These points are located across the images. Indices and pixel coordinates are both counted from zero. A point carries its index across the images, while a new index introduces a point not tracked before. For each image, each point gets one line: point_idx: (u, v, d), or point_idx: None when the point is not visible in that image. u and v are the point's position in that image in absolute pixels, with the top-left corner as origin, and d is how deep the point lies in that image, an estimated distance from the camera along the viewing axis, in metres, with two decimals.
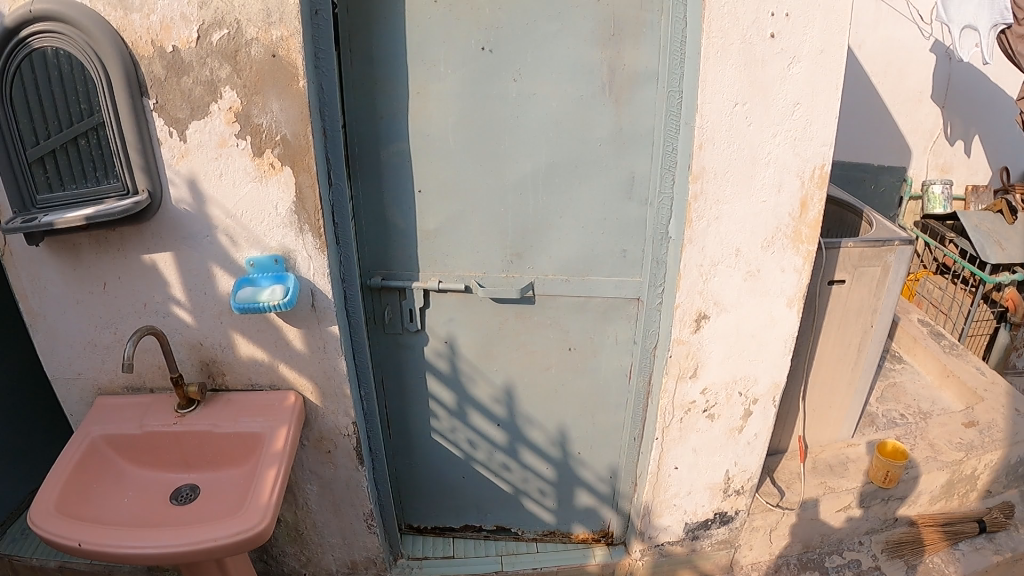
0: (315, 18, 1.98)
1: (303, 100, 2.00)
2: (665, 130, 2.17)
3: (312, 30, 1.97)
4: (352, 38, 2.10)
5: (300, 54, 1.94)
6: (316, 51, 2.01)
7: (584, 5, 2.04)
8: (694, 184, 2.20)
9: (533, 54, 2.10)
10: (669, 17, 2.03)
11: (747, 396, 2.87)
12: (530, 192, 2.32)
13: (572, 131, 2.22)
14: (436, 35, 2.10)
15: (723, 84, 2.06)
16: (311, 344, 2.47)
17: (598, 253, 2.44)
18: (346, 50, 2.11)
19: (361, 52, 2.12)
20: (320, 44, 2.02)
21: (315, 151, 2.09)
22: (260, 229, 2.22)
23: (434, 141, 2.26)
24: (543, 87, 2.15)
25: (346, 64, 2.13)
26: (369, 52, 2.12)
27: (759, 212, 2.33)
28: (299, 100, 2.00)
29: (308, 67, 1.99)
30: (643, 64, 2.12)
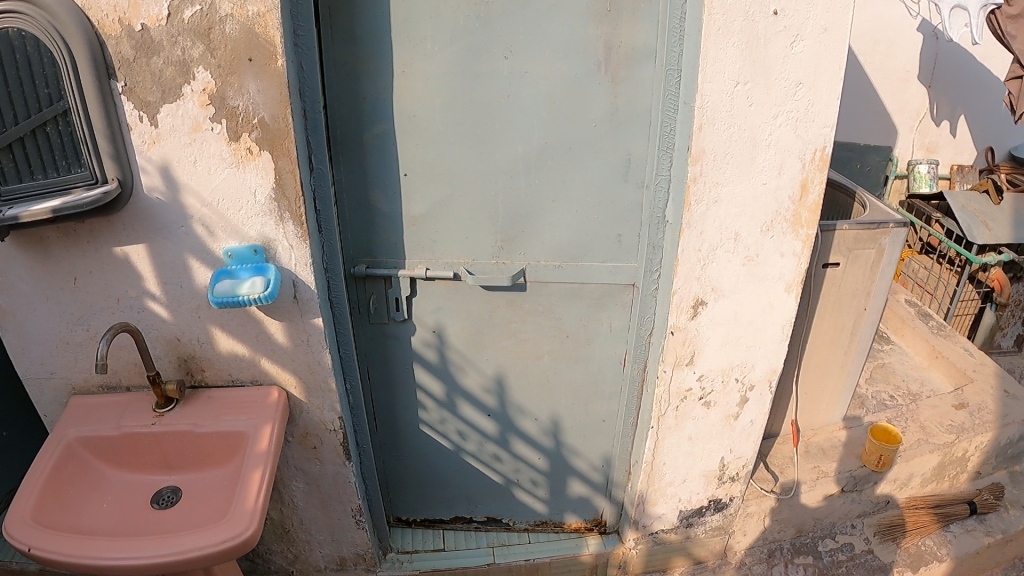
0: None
1: (283, 81, 1.88)
2: (662, 111, 2.09)
3: (290, 6, 1.85)
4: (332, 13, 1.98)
5: (278, 31, 1.82)
6: (294, 27, 1.89)
7: None
8: (694, 166, 2.11)
9: (525, 31, 2.00)
10: None
11: (744, 383, 2.81)
12: (522, 176, 2.23)
13: (566, 111, 2.12)
14: (422, 10, 1.98)
15: (725, 64, 1.97)
16: (294, 337, 2.37)
17: (592, 240, 2.33)
18: (325, 26, 1.99)
19: (342, 28, 2.00)
20: (300, 20, 1.90)
21: (295, 134, 1.97)
22: (237, 218, 2.10)
23: (420, 122, 2.15)
24: (535, 65, 2.05)
25: (326, 41, 2.01)
26: (351, 28, 2.00)
27: (759, 195, 2.26)
28: (278, 80, 1.88)
29: (286, 44, 1.87)
30: (640, 41, 2.02)
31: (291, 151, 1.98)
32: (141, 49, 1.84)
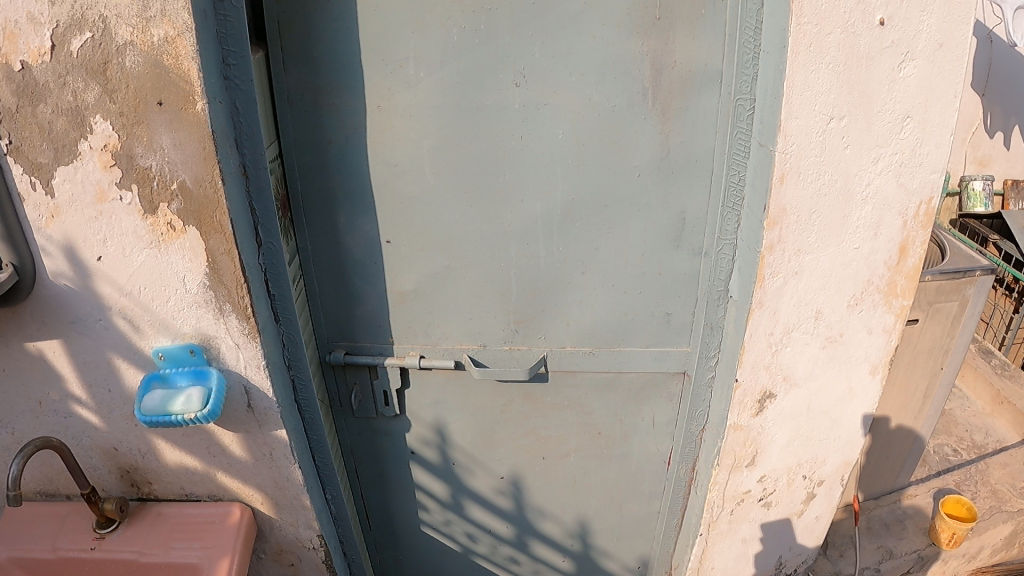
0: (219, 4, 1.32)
1: (205, 130, 1.35)
2: (729, 156, 1.53)
3: (213, 26, 1.32)
4: (282, 31, 1.44)
5: (195, 62, 1.29)
6: (223, 55, 1.35)
7: None
8: (771, 231, 1.56)
9: (542, 49, 1.42)
10: None
11: (812, 480, 2.27)
12: (542, 242, 1.62)
13: (600, 157, 1.51)
14: (400, 21, 1.41)
15: (816, 93, 1.44)
16: (253, 451, 1.89)
17: (632, 322, 1.75)
18: (275, 49, 1.46)
19: (299, 53, 1.45)
20: (230, 45, 1.35)
21: (230, 203, 1.44)
22: (166, 310, 1.60)
23: (408, 174, 1.57)
24: (558, 95, 1.46)
25: (276, 66, 1.48)
26: (304, 50, 1.44)
27: (849, 261, 1.76)
28: (198, 130, 1.35)
29: (213, 80, 1.34)
30: (702, 61, 1.44)
31: (225, 227, 1.45)
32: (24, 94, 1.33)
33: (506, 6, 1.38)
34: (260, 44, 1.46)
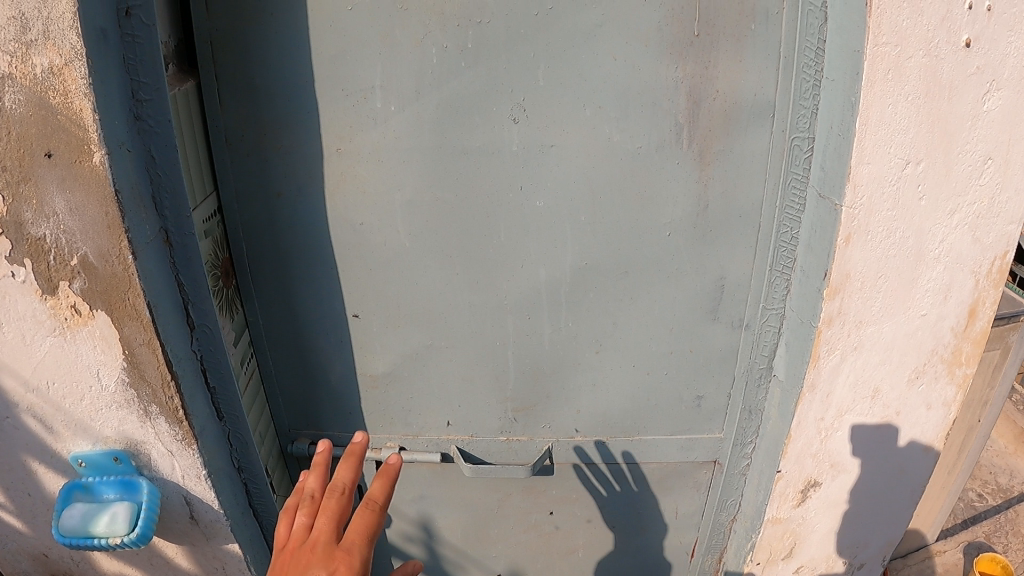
0: (124, 22, 1.00)
1: (106, 189, 1.03)
2: (778, 211, 1.23)
3: (114, 52, 1.00)
4: (215, 57, 1.12)
5: (90, 99, 0.98)
6: (132, 88, 1.03)
7: None
8: (830, 301, 1.26)
9: (546, 75, 1.08)
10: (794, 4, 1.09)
11: (851, 566, 1.92)
12: (546, 318, 1.28)
13: (621, 214, 1.18)
14: (364, 38, 1.08)
15: (891, 130, 1.17)
16: (201, 565, 1.55)
17: (659, 407, 1.43)
18: (209, 81, 1.14)
19: (240, 84, 1.14)
20: (139, 73, 1.02)
21: (148, 282, 1.12)
22: (81, 409, 1.26)
23: (375, 236, 1.22)
24: (567, 135, 1.12)
25: (212, 100, 1.15)
26: (246, 80, 1.13)
27: (914, 329, 1.48)
28: (98, 188, 1.03)
29: (118, 122, 1.02)
30: (750, 89, 1.12)
31: (142, 312, 1.13)
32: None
33: (500, 18, 1.05)
34: (189, 74, 1.14)
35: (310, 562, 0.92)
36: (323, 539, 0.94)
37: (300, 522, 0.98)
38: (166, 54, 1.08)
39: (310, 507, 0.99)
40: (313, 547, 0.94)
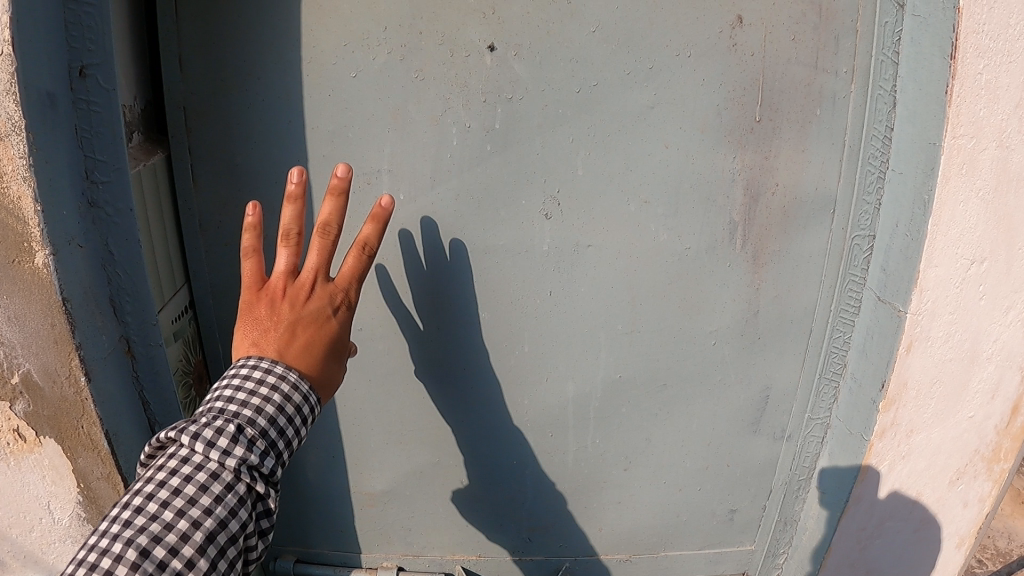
0: (78, 84, 0.81)
1: (51, 296, 0.83)
2: (833, 314, 1.10)
3: (63, 124, 0.81)
4: (189, 125, 0.94)
5: (30, 184, 0.78)
6: (85, 167, 0.83)
7: (703, 57, 0.90)
8: (886, 413, 1.12)
9: (584, 162, 0.94)
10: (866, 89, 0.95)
11: None
12: (571, 434, 1.13)
13: (662, 315, 1.05)
14: (372, 117, 0.92)
15: (962, 225, 1.00)
16: None
17: (689, 522, 1.26)
18: (180, 155, 0.95)
19: (221, 162, 0.96)
20: (94, 152, 0.83)
21: (105, 404, 0.92)
22: (30, 542, 1.06)
23: (376, 341, 1.05)
24: (606, 230, 0.98)
25: (184, 179, 0.97)
26: (227, 157, 0.96)
27: (961, 432, 1.33)
28: (41, 295, 0.84)
29: (66, 211, 0.83)
30: (811, 183, 0.99)
31: (99, 443, 0.94)
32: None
33: (535, 95, 0.90)
34: (157, 144, 0.96)
35: (306, 298, 0.90)
36: (317, 273, 0.90)
37: (281, 259, 0.90)
38: (128, 120, 0.91)
39: (287, 229, 0.89)
40: (305, 283, 0.90)
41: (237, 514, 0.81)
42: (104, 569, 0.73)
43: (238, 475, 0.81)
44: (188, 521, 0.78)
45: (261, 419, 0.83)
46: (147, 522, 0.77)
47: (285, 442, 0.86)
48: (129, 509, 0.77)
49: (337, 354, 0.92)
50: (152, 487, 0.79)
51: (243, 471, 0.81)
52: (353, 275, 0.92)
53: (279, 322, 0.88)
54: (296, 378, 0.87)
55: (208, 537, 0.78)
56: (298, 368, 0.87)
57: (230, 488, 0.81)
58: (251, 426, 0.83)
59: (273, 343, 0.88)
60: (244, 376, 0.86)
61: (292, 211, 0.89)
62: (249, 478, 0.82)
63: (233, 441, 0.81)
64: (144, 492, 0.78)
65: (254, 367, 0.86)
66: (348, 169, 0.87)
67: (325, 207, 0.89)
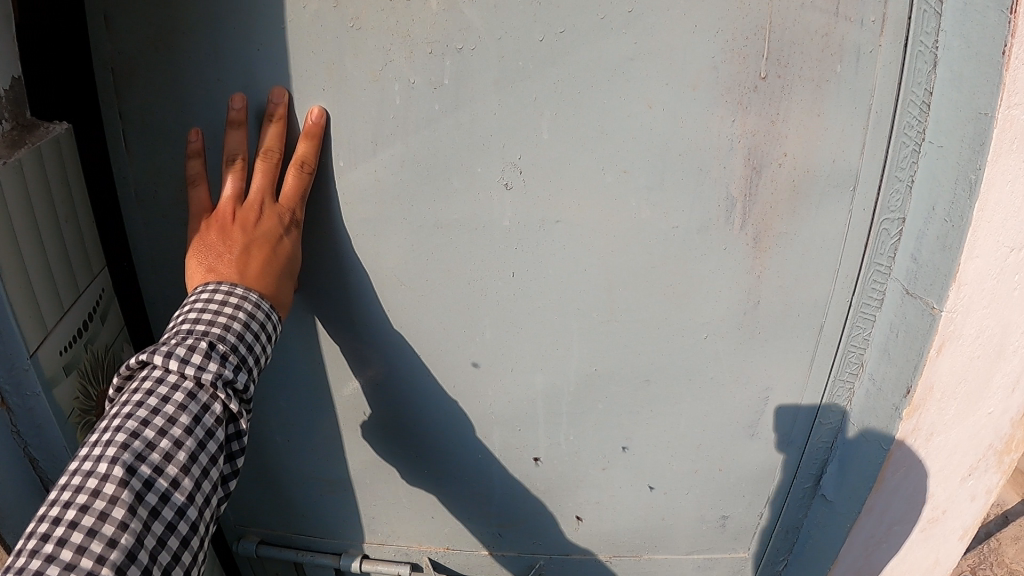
0: None
1: None
2: (853, 308, 0.93)
3: None
4: (118, 90, 0.83)
5: None
6: None
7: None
8: (907, 421, 0.97)
9: (552, 125, 0.79)
10: (908, 39, 0.77)
11: None
12: (543, 426, 1.02)
13: (647, 301, 0.91)
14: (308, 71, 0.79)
15: (1010, 213, 0.84)
16: None
17: (677, 527, 1.12)
18: (111, 120, 0.84)
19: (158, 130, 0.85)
20: None
21: None
22: None
23: (325, 325, 0.95)
24: (580, 206, 0.84)
25: (116, 147, 0.86)
26: (157, 121, 0.84)
27: (976, 432, 1.07)
28: None
29: None
30: (828, 154, 0.82)
31: None
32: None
33: (490, 43, 0.76)
34: (42, 121, 0.78)
35: (255, 222, 0.81)
36: (263, 196, 0.81)
37: (226, 184, 0.82)
38: None
39: (232, 151, 0.81)
40: (254, 207, 0.81)
41: (217, 433, 0.76)
42: (90, 492, 0.68)
43: (215, 393, 0.76)
44: (171, 440, 0.72)
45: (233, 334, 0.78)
46: (127, 441, 0.71)
47: (254, 359, 0.80)
48: (106, 432, 0.72)
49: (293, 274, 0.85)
50: (128, 409, 0.73)
51: (221, 387, 0.75)
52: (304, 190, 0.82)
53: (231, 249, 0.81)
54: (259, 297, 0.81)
55: (191, 456, 0.74)
56: (259, 287, 0.81)
57: (207, 407, 0.76)
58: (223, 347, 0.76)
59: (228, 270, 0.80)
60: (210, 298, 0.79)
61: (237, 135, 0.81)
62: (227, 395, 0.76)
63: (207, 356, 0.75)
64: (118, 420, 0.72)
65: (213, 294, 0.79)
66: (286, 94, 0.80)
67: (270, 125, 0.80)
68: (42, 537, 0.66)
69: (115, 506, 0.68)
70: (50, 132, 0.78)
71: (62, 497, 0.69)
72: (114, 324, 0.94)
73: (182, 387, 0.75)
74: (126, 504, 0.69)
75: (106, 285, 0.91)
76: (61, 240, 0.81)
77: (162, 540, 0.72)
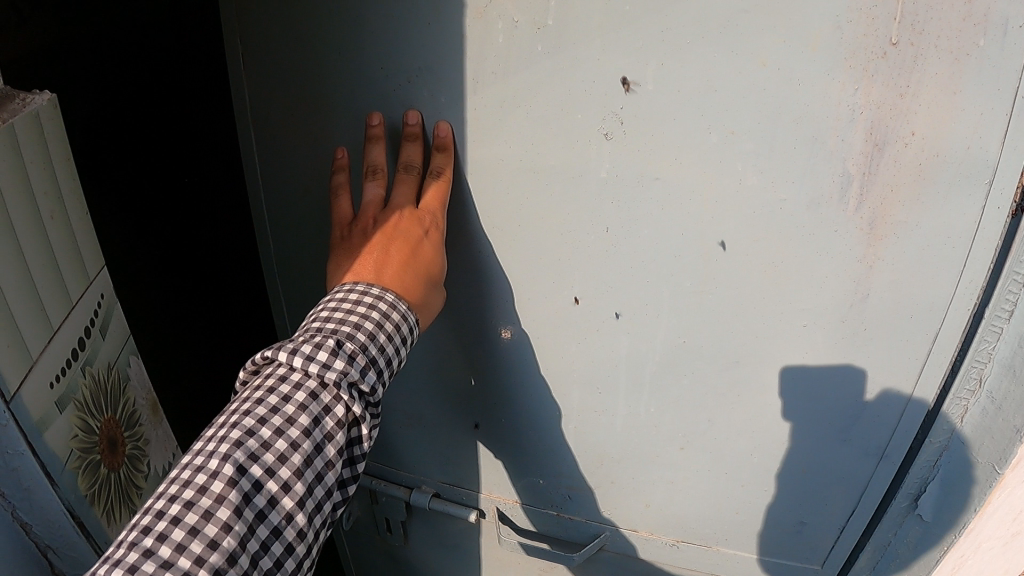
0: None
1: None
2: (977, 312, 0.84)
3: None
4: (238, 16, 0.88)
5: None
6: None
7: None
8: None
9: (656, 74, 0.77)
10: None
11: None
12: (622, 391, 1.00)
13: (740, 276, 0.87)
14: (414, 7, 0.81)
15: None
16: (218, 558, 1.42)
17: (749, 524, 1.07)
18: (232, 44, 0.91)
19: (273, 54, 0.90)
20: None
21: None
22: None
23: None
24: (678, 164, 0.81)
25: (234, 66, 0.93)
26: (270, 44, 0.89)
27: None
28: None
29: None
30: (963, 137, 0.73)
31: None
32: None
33: None
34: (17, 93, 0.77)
35: (397, 227, 0.90)
36: (404, 204, 0.90)
37: (370, 191, 0.93)
38: None
39: (374, 163, 0.92)
40: (395, 213, 0.90)
41: (332, 434, 0.85)
42: (199, 486, 0.77)
43: (334, 395, 0.85)
44: (287, 441, 0.82)
45: (359, 340, 0.87)
46: (245, 437, 0.81)
47: (383, 366, 0.89)
48: (227, 426, 0.81)
49: (427, 287, 0.94)
50: (250, 404, 0.83)
51: (342, 389, 0.84)
52: (439, 205, 0.90)
53: (371, 249, 0.92)
54: (393, 303, 0.90)
55: (304, 457, 0.83)
56: (394, 290, 0.91)
57: (328, 408, 0.85)
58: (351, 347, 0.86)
59: (369, 270, 0.92)
60: (340, 306, 0.89)
61: (376, 148, 0.91)
62: (347, 398, 0.85)
63: (332, 357, 0.84)
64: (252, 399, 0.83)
65: (351, 292, 0.91)
66: (419, 115, 0.88)
67: (408, 145, 0.90)
68: (147, 527, 0.75)
69: (224, 503, 0.77)
70: (26, 104, 0.76)
71: (172, 487, 0.78)
72: (113, 341, 0.95)
73: (309, 384, 0.85)
74: (235, 501, 0.78)
75: (103, 290, 0.92)
76: (47, 240, 0.79)
77: (267, 536, 0.81)
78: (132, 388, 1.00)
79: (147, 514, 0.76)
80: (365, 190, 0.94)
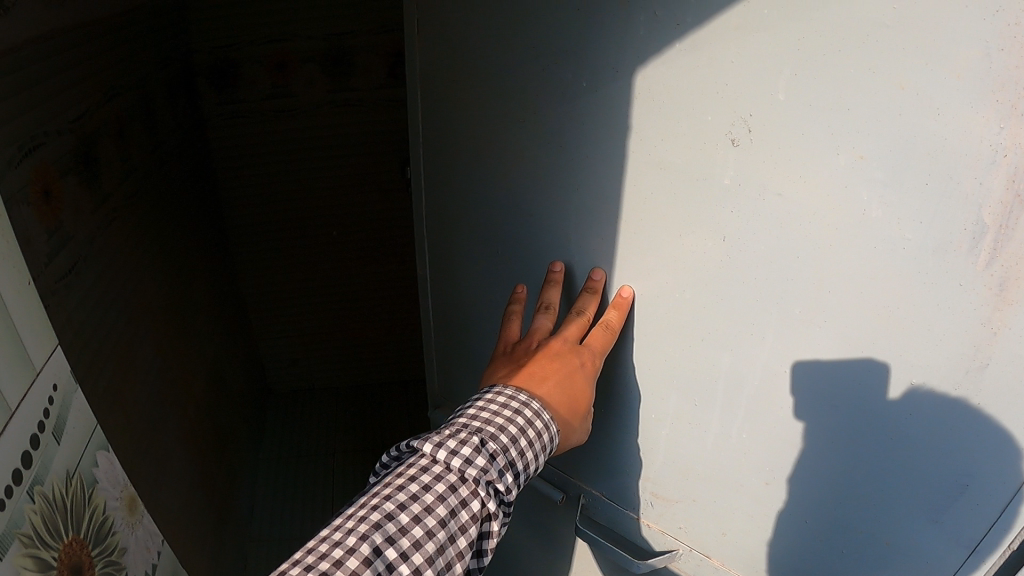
0: None
1: None
2: None
3: None
4: None
5: None
6: None
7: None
8: None
9: (789, 86, 0.72)
10: None
11: None
12: (714, 411, 0.93)
13: (849, 318, 0.76)
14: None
15: None
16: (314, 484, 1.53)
17: None
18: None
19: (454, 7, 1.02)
20: None
21: None
22: None
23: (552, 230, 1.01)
24: (805, 184, 0.74)
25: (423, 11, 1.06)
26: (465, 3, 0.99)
27: None
28: None
29: None
30: None
31: None
32: (68, 44, 1.11)
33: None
34: None
35: (557, 349, 0.96)
36: (568, 335, 0.96)
37: (540, 322, 1.01)
38: None
39: (549, 302, 1.01)
40: (559, 338, 0.96)
41: (467, 530, 0.86)
42: (333, 561, 0.77)
43: (474, 490, 0.87)
44: (423, 528, 0.83)
45: (503, 438, 0.89)
46: (380, 520, 0.82)
47: (521, 469, 0.90)
48: (365, 508, 0.83)
49: (572, 427, 0.97)
50: (390, 489, 0.85)
51: (480, 484, 0.87)
52: (600, 350, 0.95)
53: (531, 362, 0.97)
54: (540, 417, 0.93)
55: (437, 550, 0.83)
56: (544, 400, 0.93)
57: (465, 502, 0.86)
58: (495, 451, 0.88)
59: (528, 379, 0.95)
60: (490, 405, 0.94)
61: (552, 290, 1.01)
62: (485, 496, 0.87)
63: (475, 452, 0.87)
64: (389, 484, 0.86)
65: (501, 395, 0.94)
66: (605, 276, 0.97)
67: (586, 295, 0.97)
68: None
69: None
70: None
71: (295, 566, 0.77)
72: (69, 449, 0.90)
73: (449, 477, 0.87)
74: None
75: (56, 378, 0.88)
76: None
77: None
78: (100, 492, 0.98)
79: (291, 567, 0.77)
80: (536, 320, 1.01)
